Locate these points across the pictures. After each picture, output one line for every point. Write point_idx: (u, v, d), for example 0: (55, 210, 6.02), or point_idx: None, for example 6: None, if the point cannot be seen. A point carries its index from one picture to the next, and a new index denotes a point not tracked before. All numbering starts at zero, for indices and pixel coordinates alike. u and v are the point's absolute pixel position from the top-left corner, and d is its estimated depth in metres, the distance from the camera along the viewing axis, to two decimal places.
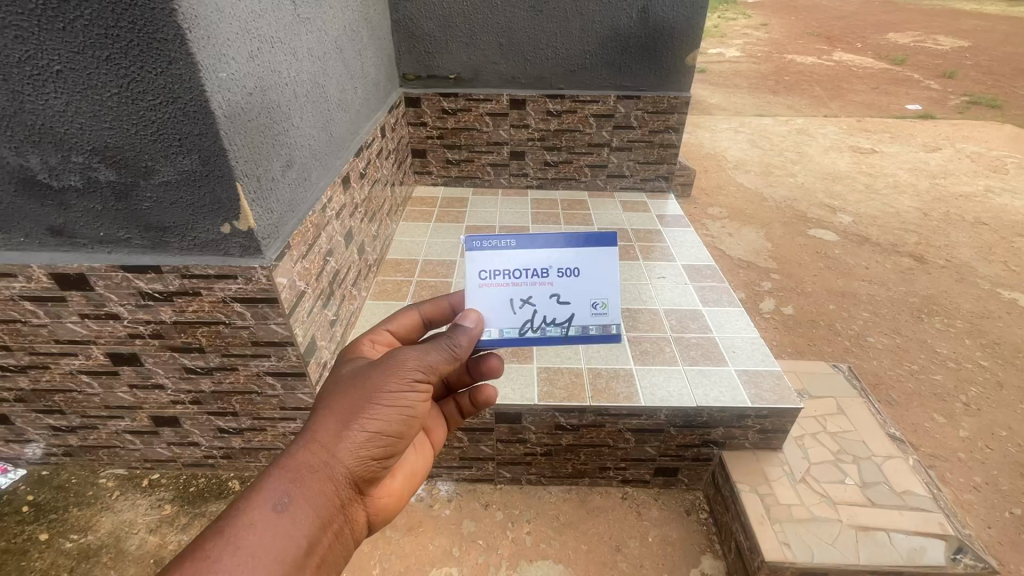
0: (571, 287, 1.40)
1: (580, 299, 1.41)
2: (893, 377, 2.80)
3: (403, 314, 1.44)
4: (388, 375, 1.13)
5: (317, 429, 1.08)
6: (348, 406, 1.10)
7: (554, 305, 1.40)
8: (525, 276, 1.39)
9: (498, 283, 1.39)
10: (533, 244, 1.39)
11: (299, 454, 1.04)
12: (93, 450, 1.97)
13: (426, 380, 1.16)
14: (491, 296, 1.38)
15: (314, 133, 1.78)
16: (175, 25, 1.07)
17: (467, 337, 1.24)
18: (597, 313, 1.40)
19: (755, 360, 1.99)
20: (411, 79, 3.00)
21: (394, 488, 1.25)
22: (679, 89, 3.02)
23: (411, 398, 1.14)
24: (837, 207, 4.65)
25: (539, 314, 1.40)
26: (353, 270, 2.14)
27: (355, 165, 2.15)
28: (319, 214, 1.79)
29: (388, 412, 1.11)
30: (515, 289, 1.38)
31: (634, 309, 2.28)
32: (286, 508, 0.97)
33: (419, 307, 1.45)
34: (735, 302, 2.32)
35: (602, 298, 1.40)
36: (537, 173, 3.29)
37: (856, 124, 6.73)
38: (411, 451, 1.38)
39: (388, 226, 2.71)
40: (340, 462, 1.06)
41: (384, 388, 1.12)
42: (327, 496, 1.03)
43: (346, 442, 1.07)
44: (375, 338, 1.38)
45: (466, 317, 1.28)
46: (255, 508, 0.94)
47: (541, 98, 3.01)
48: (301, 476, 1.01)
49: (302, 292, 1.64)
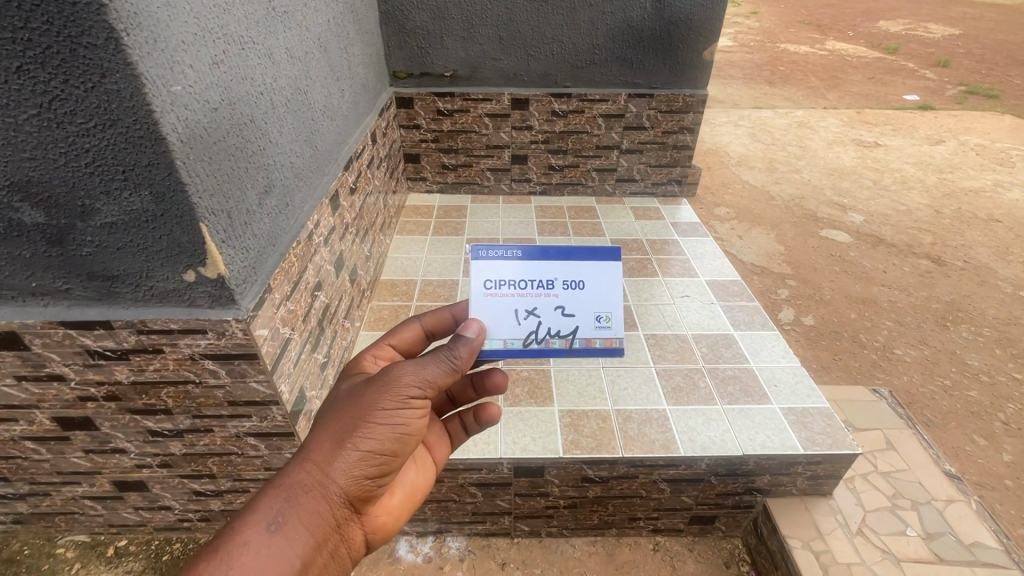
0: (579, 299, 1.24)
1: (589, 312, 1.23)
2: (926, 395, 2.64)
3: (406, 324, 1.28)
4: (383, 391, 1.01)
5: (311, 447, 0.98)
6: (342, 424, 0.99)
7: (561, 318, 1.22)
8: (531, 286, 1.22)
9: (499, 294, 1.21)
10: (539, 252, 1.23)
11: (293, 473, 0.96)
12: (47, 517, 1.70)
13: (424, 395, 1.03)
14: (494, 307, 1.20)
15: (296, 147, 1.51)
16: (104, 25, 0.80)
17: (469, 347, 1.08)
18: (606, 326, 1.24)
19: (800, 396, 1.79)
20: (402, 77, 2.73)
21: (394, 506, 1.14)
22: (695, 86, 2.78)
23: (408, 414, 1.02)
24: (848, 205, 4.47)
25: (545, 326, 1.21)
26: (345, 300, 1.89)
27: (344, 179, 1.89)
28: (304, 244, 1.52)
29: (383, 430, 0.99)
30: (519, 301, 1.21)
31: (658, 335, 2.06)
32: (279, 527, 0.90)
33: (420, 317, 1.29)
34: (768, 324, 2.12)
35: (611, 311, 1.24)
36: (540, 179, 3.04)
37: (856, 116, 6.56)
38: (412, 467, 1.25)
39: (381, 242, 2.45)
40: (334, 481, 0.96)
41: (379, 404, 1.00)
42: (322, 517, 0.94)
43: (339, 461, 0.97)
44: (376, 352, 1.23)
45: (466, 328, 1.09)
46: (248, 529, 0.87)
47: (545, 98, 2.76)
48: (295, 496, 0.93)
49: (287, 339, 1.39)
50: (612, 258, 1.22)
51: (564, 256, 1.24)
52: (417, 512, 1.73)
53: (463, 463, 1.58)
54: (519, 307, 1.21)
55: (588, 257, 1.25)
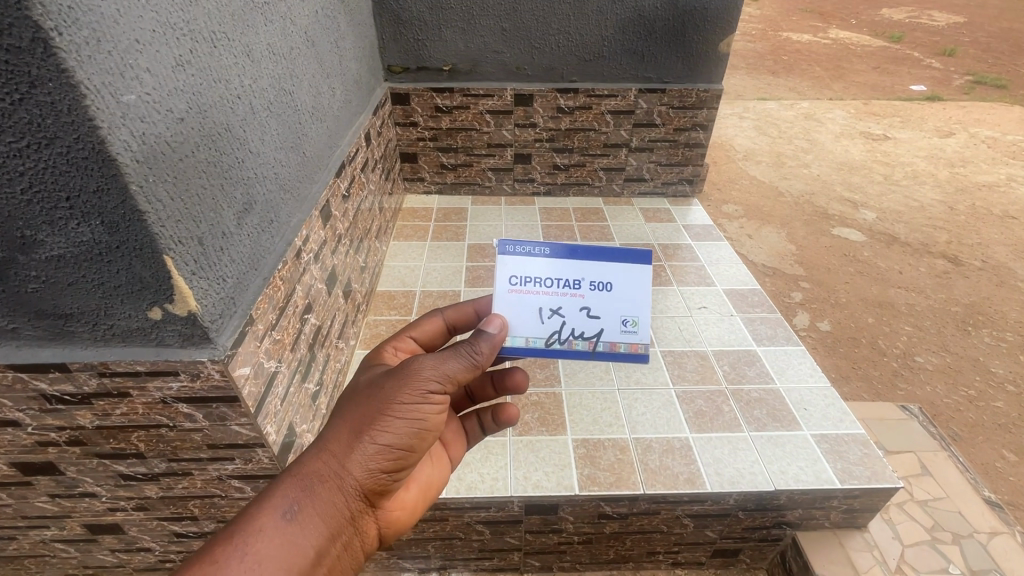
0: (606, 300, 1.16)
1: (614, 314, 1.16)
2: (950, 407, 2.52)
3: (428, 318, 1.30)
4: (402, 384, 0.99)
5: (328, 437, 0.97)
6: (360, 416, 0.98)
7: (585, 319, 1.15)
8: (557, 285, 1.15)
9: (524, 291, 1.14)
10: (568, 250, 1.16)
11: (311, 462, 0.95)
12: (15, 560, 1.55)
13: (443, 390, 1.00)
14: (517, 304, 1.14)
15: (281, 155, 1.35)
16: (28, 23, 0.65)
17: (490, 345, 1.05)
18: (633, 330, 1.16)
19: (833, 422, 1.66)
20: (398, 71, 2.55)
21: (408, 502, 1.12)
22: (709, 81, 2.62)
23: (426, 409, 1.00)
24: (859, 202, 4.33)
25: (569, 327, 1.14)
26: (338, 319, 1.74)
27: (336, 187, 1.73)
28: (292, 263, 1.37)
29: (400, 424, 0.98)
30: (543, 299, 1.15)
31: (676, 351, 1.92)
32: (294, 516, 0.88)
33: (441, 312, 1.30)
34: (793, 339, 1.98)
35: (639, 316, 1.15)
36: (544, 179, 2.88)
37: (863, 108, 6.40)
38: (429, 462, 1.22)
39: (378, 250, 2.30)
40: (350, 472, 0.95)
41: (397, 397, 0.99)
42: (336, 508, 0.93)
43: (356, 452, 0.95)
44: (395, 345, 1.26)
45: (489, 321, 1.09)
46: (263, 516, 0.86)
47: (551, 93, 2.59)
48: (311, 485, 0.92)
49: (273, 374, 1.24)
50: (643, 262, 1.15)
51: (593, 255, 1.17)
52: (419, 549, 1.60)
53: (469, 503, 1.45)
54: (543, 305, 1.15)
55: (617, 258, 1.17)
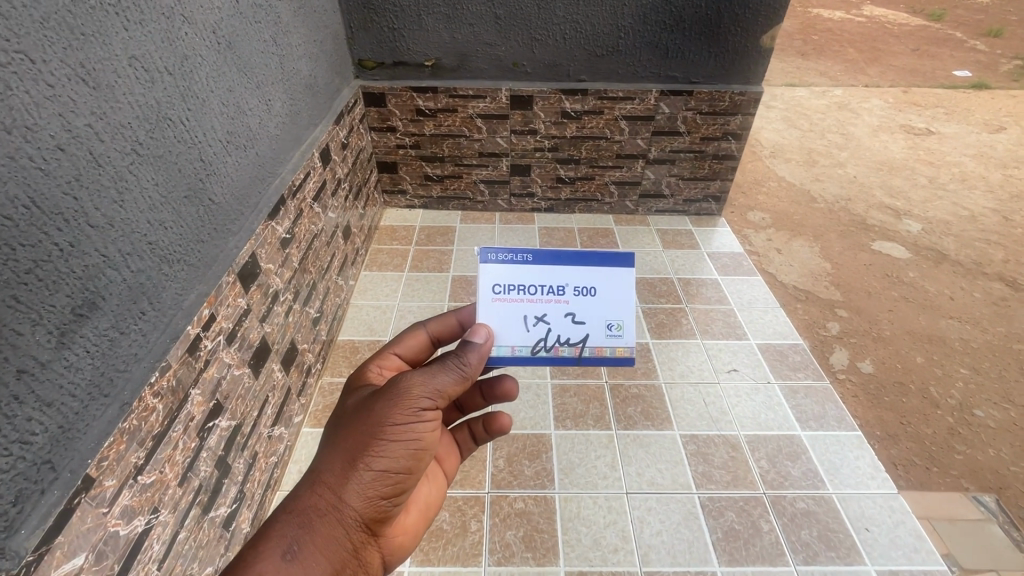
0: (594, 304, 1.03)
1: (601, 318, 1.03)
2: (1018, 477, 2.14)
3: (412, 333, 1.14)
4: (391, 404, 0.89)
5: (320, 467, 0.88)
6: (351, 442, 0.88)
7: (571, 326, 1.02)
8: (540, 291, 1.03)
9: (505, 300, 1.02)
10: (550, 252, 1.03)
11: (304, 496, 0.85)
12: None
13: (437, 406, 0.92)
14: (499, 313, 1.02)
15: (163, 213, 0.97)
16: None
17: (478, 353, 0.96)
18: (620, 334, 1.03)
19: (904, 554, 1.28)
20: (370, 66, 2.13)
21: (411, 525, 1.02)
22: (745, 81, 2.16)
23: (420, 427, 0.90)
24: (902, 210, 3.84)
25: (554, 334, 1.01)
26: (273, 399, 1.38)
27: (269, 232, 1.34)
28: (183, 365, 0.99)
29: (395, 447, 0.88)
30: (526, 306, 1.02)
31: (701, 437, 1.53)
32: (295, 555, 0.79)
33: (425, 323, 1.16)
34: (847, 421, 1.59)
35: (626, 320, 1.02)
36: (546, 193, 2.47)
37: (902, 96, 5.80)
38: (427, 481, 1.10)
39: (342, 289, 1.93)
40: (349, 503, 0.86)
41: (388, 418, 0.89)
42: (337, 542, 0.84)
43: (353, 480, 0.86)
44: (379, 363, 1.10)
45: (476, 332, 0.96)
46: (260, 560, 0.77)
47: (554, 95, 2.16)
48: (309, 520, 0.83)
49: (141, 533, 0.89)
50: (628, 263, 1.02)
51: (577, 257, 1.03)
52: None
53: None
54: (526, 312, 1.02)
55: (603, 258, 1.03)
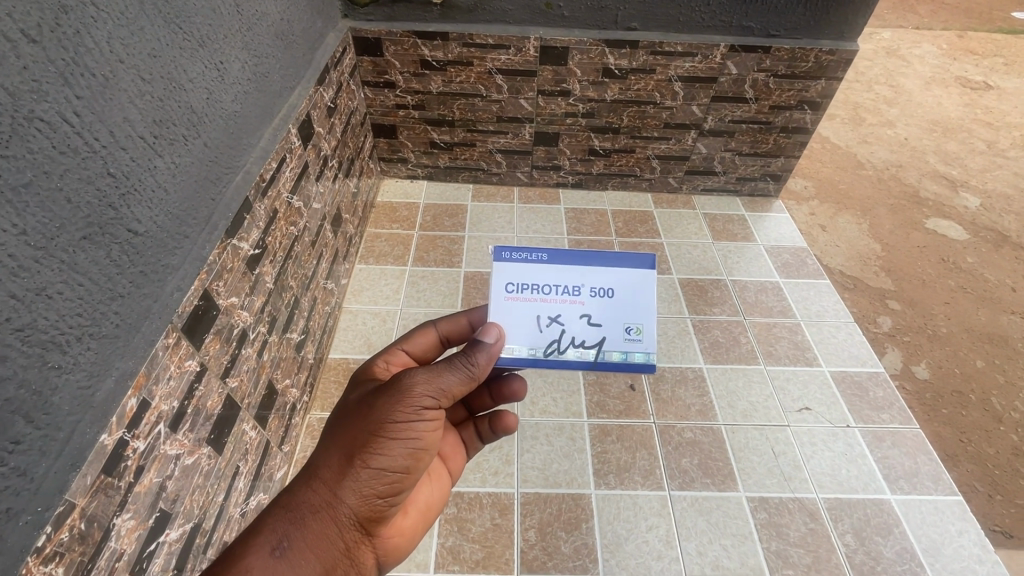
0: (612, 306, 0.82)
1: (618, 320, 0.81)
2: None
3: (420, 330, 0.92)
4: (389, 400, 0.72)
5: (315, 461, 0.72)
6: (349, 435, 0.72)
7: (587, 329, 0.81)
8: (549, 290, 0.82)
9: (517, 301, 0.82)
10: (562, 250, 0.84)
11: (296, 491, 0.70)
12: None
13: (441, 406, 0.74)
14: (509, 315, 0.81)
15: (36, 273, 0.61)
16: None
17: (490, 353, 0.76)
18: (638, 340, 0.81)
19: None
20: (363, 3, 1.65)
21: (414, 530, 0.85)
22: (837, 35, 1.71)
23: (424, 427, 0.73)
24: (958, 180, 3.06)
25: (569, 337, 0.81)
26: (245, 468, 1.08)
27: (229, 257, 0.98)
28: (93, 494, 0.68)
29: (395, 446, 0.71)
30: (539, 306, 0.82)
31: (772, 502, 1.27)
32: (285, 553, 0.66)
33: (436, 320, 0.93)
34: (945, 482, 1.33)
35: (647, 324, 0.81)
36: (574, 166, 2.07)
37: (958, 41, 5.03)
38: (431, 482, 0.91)
39: (332, 293, 1.59)
40: (344, 504, 0.70)
41: (387, 415, 0.71)
42: (330, 543, 0.69)
43: (349, 477, 0.69)
44: (388, 358, 0.88)
45: (486, 330, 0.78)
46: (245, 556, 0.64)
47: (595, 47, 1.71)
48: (302, 518, 0.68)
49: None
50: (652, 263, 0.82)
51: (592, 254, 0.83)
52: None
53: None
54: (538, 312, 0.82)
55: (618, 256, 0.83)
